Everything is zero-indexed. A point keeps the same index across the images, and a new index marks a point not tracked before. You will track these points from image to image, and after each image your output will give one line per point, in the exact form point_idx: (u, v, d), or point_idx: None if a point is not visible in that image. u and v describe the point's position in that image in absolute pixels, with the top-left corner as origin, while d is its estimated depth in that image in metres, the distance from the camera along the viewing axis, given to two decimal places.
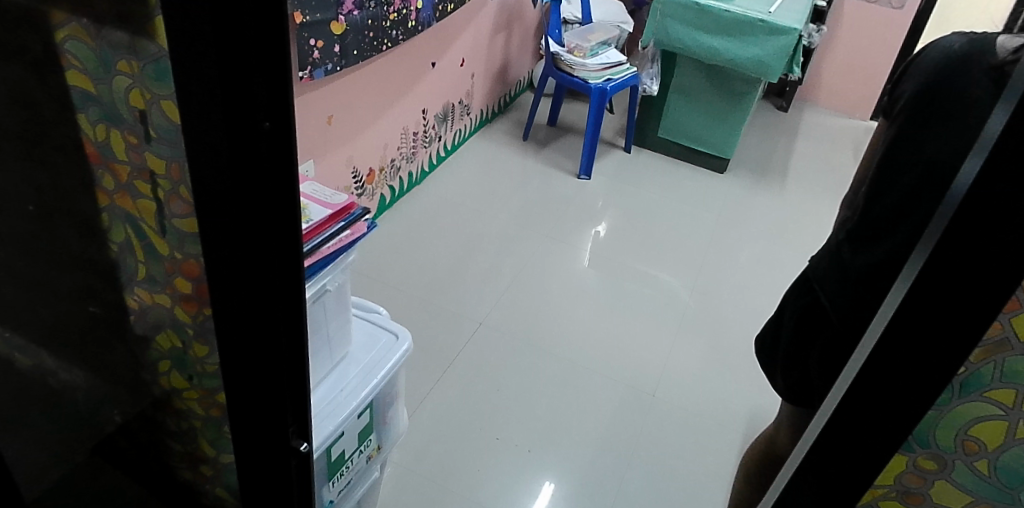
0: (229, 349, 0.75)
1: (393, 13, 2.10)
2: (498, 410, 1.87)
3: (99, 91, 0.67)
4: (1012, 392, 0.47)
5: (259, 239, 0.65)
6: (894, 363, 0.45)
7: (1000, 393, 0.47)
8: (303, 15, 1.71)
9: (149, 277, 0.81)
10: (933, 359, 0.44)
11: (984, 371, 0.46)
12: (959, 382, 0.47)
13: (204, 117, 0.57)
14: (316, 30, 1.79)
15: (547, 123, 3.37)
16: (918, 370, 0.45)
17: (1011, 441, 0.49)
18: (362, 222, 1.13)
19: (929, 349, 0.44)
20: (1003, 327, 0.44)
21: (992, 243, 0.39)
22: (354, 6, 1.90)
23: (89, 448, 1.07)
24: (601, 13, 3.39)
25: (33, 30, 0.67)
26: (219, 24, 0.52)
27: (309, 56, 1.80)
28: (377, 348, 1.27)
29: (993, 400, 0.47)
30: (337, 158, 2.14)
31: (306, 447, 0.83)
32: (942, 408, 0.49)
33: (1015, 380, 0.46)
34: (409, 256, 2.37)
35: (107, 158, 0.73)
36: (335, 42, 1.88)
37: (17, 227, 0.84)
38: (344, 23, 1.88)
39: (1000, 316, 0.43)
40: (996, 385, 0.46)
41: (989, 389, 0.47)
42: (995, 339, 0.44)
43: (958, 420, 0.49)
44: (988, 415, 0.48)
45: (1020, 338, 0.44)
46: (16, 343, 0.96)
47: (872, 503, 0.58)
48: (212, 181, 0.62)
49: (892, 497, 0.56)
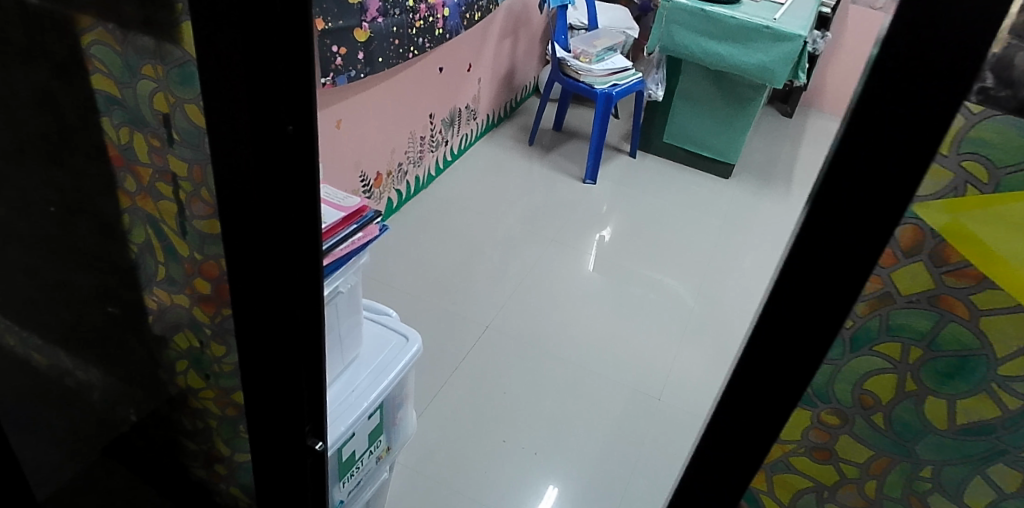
0: (247, 347, 0.76)
1: (419, 21, 2.19)
2: (506, 411, 1.88)
3: (124, 96, 0.69)
4: (898, 346, 0.46)
5: (279, 241, 0.66)
6: (786, 313, 0.46)
7: (887, 347, 0.47)
8: (326, 22, 1.75)
9: (168, 277, 0.83)
10: (817, 309, 0.45)
11: (871, 325, 0.46)
12: (848, 337, 0.47)
13: (230, 120, 0.59)
14: (338, 37, 1.83)
15: (553, 128, 3.39)
16: (803, 325, 0.46)
17: (901, 394, 0.49)
18: (374, 224, 1.14)
19: (812, 299, 0.44)
20: (883, 281, 0.44)
21: (860, 191, 0.39)
22: (379, 14, 1.97)
23: (101, 447, 1.08)
24: (607, 19, 3.41)
25: (59, 35, 0.68)
26: (246, 30, 0.53)
27: (332, 63, 1.84)
28: (387, 349, 1.28)
29: (882, 354, 0.47)
30: (347, 161, 2.16)
31: (322, 446, 0.85)
32: (836, 363, 0.49)
33: (900, 333, 0.46)
34: (416, 259, 2.39)
35: (130, 161, 0.74)
36: (359, 49, 1.93)
37: (40, 227, 0.86)
38: (368, 30, 1.93)
39: (879, 270, 0.43)
40: (883, 338, 0.46)
41: (877, 343, 0.47)
42: (877, 294, 0.44)
43: (853, 375, 0.49)
44: (877, 369, 0.48)
45: (900, 292, 0.44)
46: (33, 344, 0.98)
47: (782, 459, 0.56)
48: (235, 182, 0.63)
49: (800, 453, 0.55)
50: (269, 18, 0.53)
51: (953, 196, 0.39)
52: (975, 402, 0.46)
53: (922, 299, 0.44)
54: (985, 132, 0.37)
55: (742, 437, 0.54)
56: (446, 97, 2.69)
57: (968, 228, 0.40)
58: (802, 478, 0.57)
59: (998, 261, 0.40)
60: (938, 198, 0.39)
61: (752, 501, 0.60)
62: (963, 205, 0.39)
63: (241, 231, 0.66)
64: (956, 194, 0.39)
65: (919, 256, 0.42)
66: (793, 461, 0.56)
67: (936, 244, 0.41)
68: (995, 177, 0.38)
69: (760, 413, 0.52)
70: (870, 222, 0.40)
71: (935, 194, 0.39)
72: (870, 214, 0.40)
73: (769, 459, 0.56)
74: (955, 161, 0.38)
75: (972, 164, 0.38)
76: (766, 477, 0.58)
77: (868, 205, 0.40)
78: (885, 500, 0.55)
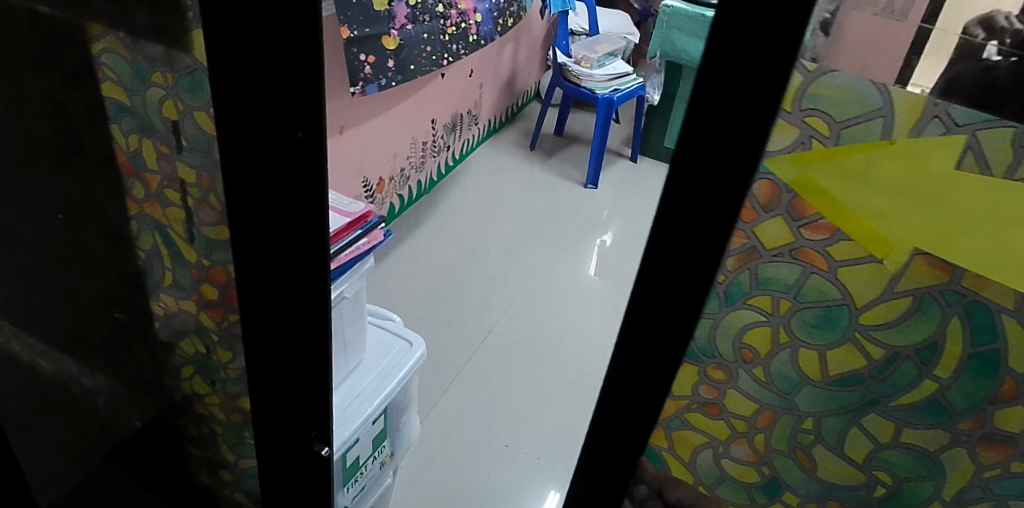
0: (254, 352, 0.77)
1: (450, 27, 2.23)
2: (508, 415, 1.88)
3: (133, 103, 0.69)
4: (769, 299, 0.53)
5: (287, 249, 0.67)
6: (663, 272, 0.51)
7: (759, 300, 0.53)
8: (350, 30, 1.82)
9: (175, 283, 0.83)
10: (688, 264, 0.51)
11: (742, 279, 0.53)
12: (723, 292, 0.54)
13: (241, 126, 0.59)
14: (366, 44, 1.89)
15: (554, 133, 3.40)
16: (676, 281, 0.52)
17: (777, 346, 0.55)
18: (378, 230, 1.15)
19: (681, 255, 0.50)
20: (747, 236, 0.50)
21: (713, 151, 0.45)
22: (407, 21, 2.01)
23: (105, 453, 1.08)
24: (607, 25, 3.43)
25: (70, 44, 0.68)
26: (257, 35, 0.54)
27: (360, 71, 1.89)
28: (391, 354, 1.28)
29: (755, 307, 0.54)
30: (350, 167, 2.16)
31: (328, 451, 0.84)
32: (716, 317, 0.56)
33: (769, 287, 0.52)
34: (418, 264, 2.40)
35: (139, 168, 0.74)
36: (388, 56, 1.98)
37: (50, 235, 0.86)
38: (396, 37, 1.99)
39: (744, 225, 0.50)
40: (755, 292, 0.53)
41: (750, 297, 0.53)
42: (744, 248, 0.51)
43: (732, 328, 0.56)
44: (754, 322, 0.55)
45: (764, 246, 0.50)
46: (39, 350, 0.98)
47: (679, 415, 0.63)
48: (245, 187, 0.63)
49: (694, 408, 0.62)
50: (280, 25, 0.54)
51: (799, 150, 0.45)
52: (843, 353, 0.52)
53: (785, 252, 0.50)
54: (821, 89, 0.43)
55: (635, 394, 0.60)
56: (448, 102, 2.70)
57: (816, 181, 0.46)
58: (698, 434, 0.63)
59: (844, 210, 0.46)
60: (786, 153, 0.46)
61: (655, 459, 0.67)
62: (809, 157, 0.45)
63: (250, 236, 0.67)
64: (804, 148, 0.45)
65: (777, 210, 0.48)
66: (688, 417, 0.63)
67: (791, 198, 0.47)
68: (835, 132, 0.44)
69: (649, 371, 0.58)
70: (724, 179, 0.46)
71: (784, 148, 0.45)
72: (724, 173, 0.46)
73: (667, 415, 0.64)
74: (798, 117, 0.44)
75: (814, 119, 0.44)
76: (666, 435, 0.65)
77: (713, 172, 0.46)
78: (774, 453, 0.61)
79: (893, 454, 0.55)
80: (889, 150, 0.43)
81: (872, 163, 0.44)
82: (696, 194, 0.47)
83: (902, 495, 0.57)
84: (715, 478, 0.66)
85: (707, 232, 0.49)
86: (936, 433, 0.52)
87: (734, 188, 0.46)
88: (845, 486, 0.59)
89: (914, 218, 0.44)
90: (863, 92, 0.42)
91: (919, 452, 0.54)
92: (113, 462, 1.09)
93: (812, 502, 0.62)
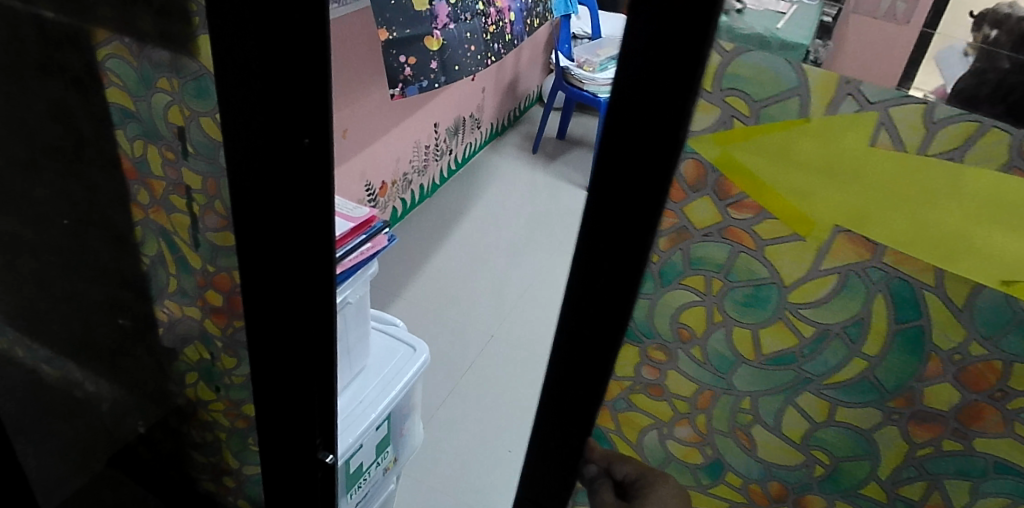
0: (259, 357, 0.76)
1: (491, 25, 2.23)
2: (511, 421, 1.87)
3: (138, 108, 0.69)
4: (702, 279, 0.54)
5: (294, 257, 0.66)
6: (597, 253, 0.52)
7: (692, 280, 0.54)
8: (389, 32, 1.80)
9: (180, 290, 0.83)
10: (619, 244, 0.51)
11: (675, 259, 0.54)
12: (658, 271, 0.55)
13: (252, 130, 0.59)
14: (406, 46, 1.87)
15: (557, 137, 3.40)
16: (609, 261, 0.52)
17: (712, 325, 0.56)
18: (383, 234, 1.14)
19: (614, 235, 0.51)
20: (677, 216, 0.51)
21: (636, 131, 0.45)
22: (448, 21, 2.01)
23: (107, 458, 1.07)
24: (609, 29, 3.43)
25: (75, 49, 0.68)
26: (267, 40, 0.53)
27: (399, 73, 1.88)
28: (395, 359, 1.28)
29: (689, 287, 0.55)
30: (353, 171, 2.16)
31: (331, 458, 0.82)
32: (653, 296, 0.57)
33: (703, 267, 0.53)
34: (421, 269, 2.39)
35: (144, 174, 0.74)
36: (432, 57, 1.95)
37: (54, 241, 0.86)
38: (440, 37, 1.97)
39: (673, 205, 0.51)
40: (689, 272, 0.54)
41: (684, 277, 0.54)
42: (675, 228, 0.52)
43: (668, 308, 0.57)
44: (689, 302, 0.56)
45: (694, 225, 0.51)
46: (43, 355, 0.98)
47: (623, 397, 0.65)
48: (255, 192, 0.63)
49: (637, 390, 0.64)
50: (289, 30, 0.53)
51: (722, 130, 0.46)
52: (774, 331, 0.54)
53: (714, 232, 0.50)
54: (740, 70, 0.43)
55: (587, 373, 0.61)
56: (450, 106, 2.70)
57: (739, 159, 0.46)
58: (643, 416, 0.65)
59: (765, 187, 0.47)
60: (708, 132, 0.46)
61: (603, 440, 0.69)
62: (729, 137, 0.46)
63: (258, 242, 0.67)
64: (725, 128, 0.45)
65: (704, 190, 0.49)
66: (632, 399, 0.65)
67: (717, 178, 0.48)
68: (754, 111, 0.44)
69: (592, 352, 0.59)
70: (649, 159, 0.47)
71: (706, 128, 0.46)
72: (649, 152, 0.46)
73: (612, 397, 0.66)
74: (719, 96, 0.45)
75: (734, 99, 0.44)
76: (612, 416, 0.67)
77: (634, 149, 0.46)
78: (715, 434, 0.63)
79: (826, 432, 0.57)
80: (804, 128, 0.43)
81: (788, 142, 0.44)
82: (617, 173, 0.47)
83: (836, 472, 0.59)
84: (661, 460, 0.68)
85: (631, 211, 0.49)
86: (868, 412, 0.54)
87: (660, 169, 0.47)
88: (783, 465, 0.62)
89: (832, 196, 0.45)
90: (779, 72, 0.42)
91: (851, 431, 0.56)
92: (114, 467, 1.09)
93: (754, 482, 0.65)
